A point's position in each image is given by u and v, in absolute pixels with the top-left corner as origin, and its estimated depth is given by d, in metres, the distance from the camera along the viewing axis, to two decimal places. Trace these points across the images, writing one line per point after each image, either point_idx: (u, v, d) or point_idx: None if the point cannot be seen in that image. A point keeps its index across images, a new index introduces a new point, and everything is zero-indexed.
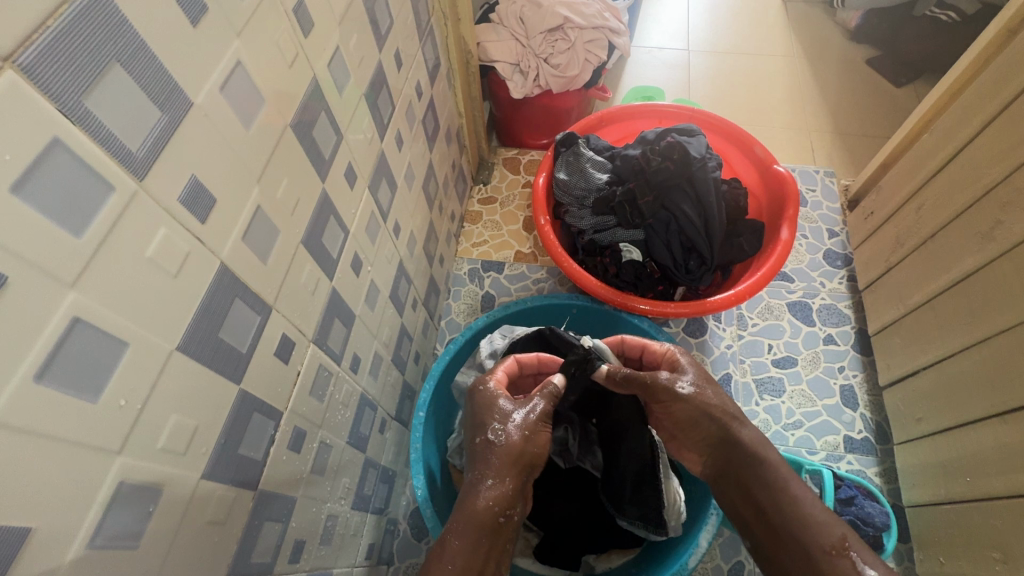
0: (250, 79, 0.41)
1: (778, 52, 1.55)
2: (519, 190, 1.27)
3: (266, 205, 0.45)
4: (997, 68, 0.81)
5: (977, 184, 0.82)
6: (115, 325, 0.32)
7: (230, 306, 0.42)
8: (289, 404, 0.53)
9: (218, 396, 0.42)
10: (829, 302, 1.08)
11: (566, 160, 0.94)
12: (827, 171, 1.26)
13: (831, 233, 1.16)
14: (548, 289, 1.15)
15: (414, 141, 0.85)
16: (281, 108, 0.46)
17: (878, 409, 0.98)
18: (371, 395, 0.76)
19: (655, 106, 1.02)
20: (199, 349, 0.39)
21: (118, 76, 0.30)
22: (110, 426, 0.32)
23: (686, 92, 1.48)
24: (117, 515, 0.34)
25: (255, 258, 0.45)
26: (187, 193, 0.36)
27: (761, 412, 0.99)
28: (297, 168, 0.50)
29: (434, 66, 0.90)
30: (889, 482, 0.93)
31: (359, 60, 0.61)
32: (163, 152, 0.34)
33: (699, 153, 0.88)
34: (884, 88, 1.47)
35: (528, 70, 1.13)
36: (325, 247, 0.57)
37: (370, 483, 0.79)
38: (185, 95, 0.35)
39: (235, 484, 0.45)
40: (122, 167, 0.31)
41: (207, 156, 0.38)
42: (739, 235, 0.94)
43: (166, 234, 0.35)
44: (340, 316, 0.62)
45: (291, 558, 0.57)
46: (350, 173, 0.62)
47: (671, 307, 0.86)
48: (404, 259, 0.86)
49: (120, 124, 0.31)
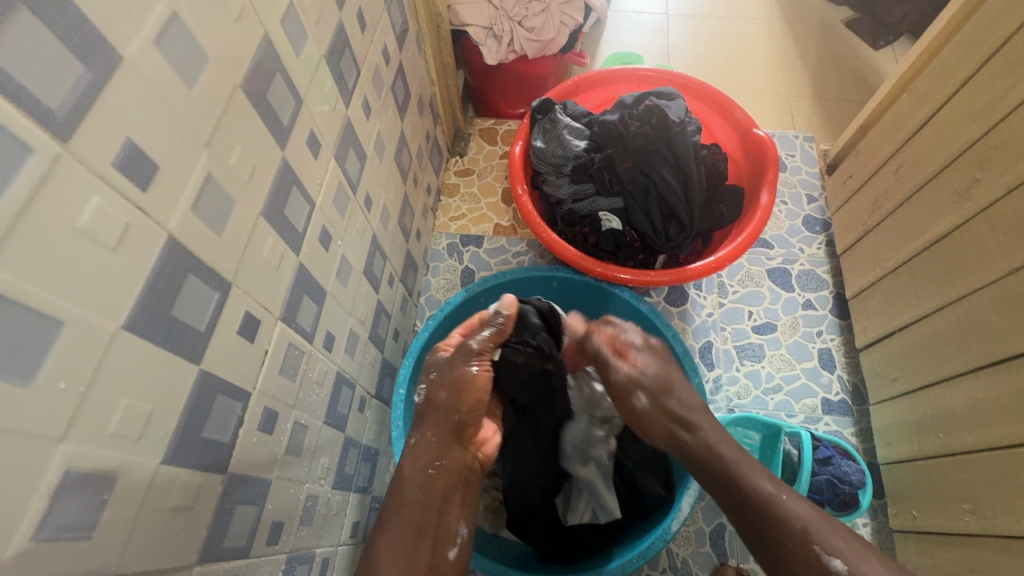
0: (191, 36, 0.38)
1: (757, 14, 1.52)
2: (497, 161, 1.23)
3: (217, 172, 0.42)
4: (978, 22, 0.80)
5: (954, 143, 0.81)
6: (47, 303, 0.29)
7: (182, 282, 0.39)
8: (258, 384, 0.50)
9: (175, 377, 0.40)
10: (808, 268, 1.08)
11: (543, 128, 0.91)
12: (806, 135, 1.25)
13: (810, 199, 1.16)
14: (528, 262, 1.13)
15: (384, 110, 0.81)
16: (230, 69, 0.43)
17: (855, 370, 1.00)
18: (348, 372, 0.74)
19: (633, 70, 0.99)
20: (150, 329, 0.37)
21: (27, 22, 0.27)
22: (50, 410, 0.30)
23: (666, 59, 1.45)
24: (65, 504, 0.32)
25: (209, 230, 0.42)
26: (122, 157, 0.33)
27: (742, 377, 1.00)
28: (251, 134, 0.47)
29: (402, 30, 0.86)
30: (864, 441, 0.95)
31: (317, 19, 0.57)
32: (90, 113, 0.31)
33: (679, 117, 0.86)
34: (862, 51, 1.45)
35: (502, 34, 1.08)
36: (290, 221, 0.55)
37: (352, 462, 0.78)
38: (112, 47, 0.31)
39: (201, 468, 0.43)
40: (40, 127, 0.28)
41: (143, 118, 0.34)
42: (719, 201, 0.93)
43: (101, 203, 0.32)
44: (309, 292, 0.60)
45: (268, 540, 0.55)
46: (313, 142, 0.59)
47: (651, 275, 0.85)
48: (378, 234, 0.83)
49: (34, 79, 0.28)
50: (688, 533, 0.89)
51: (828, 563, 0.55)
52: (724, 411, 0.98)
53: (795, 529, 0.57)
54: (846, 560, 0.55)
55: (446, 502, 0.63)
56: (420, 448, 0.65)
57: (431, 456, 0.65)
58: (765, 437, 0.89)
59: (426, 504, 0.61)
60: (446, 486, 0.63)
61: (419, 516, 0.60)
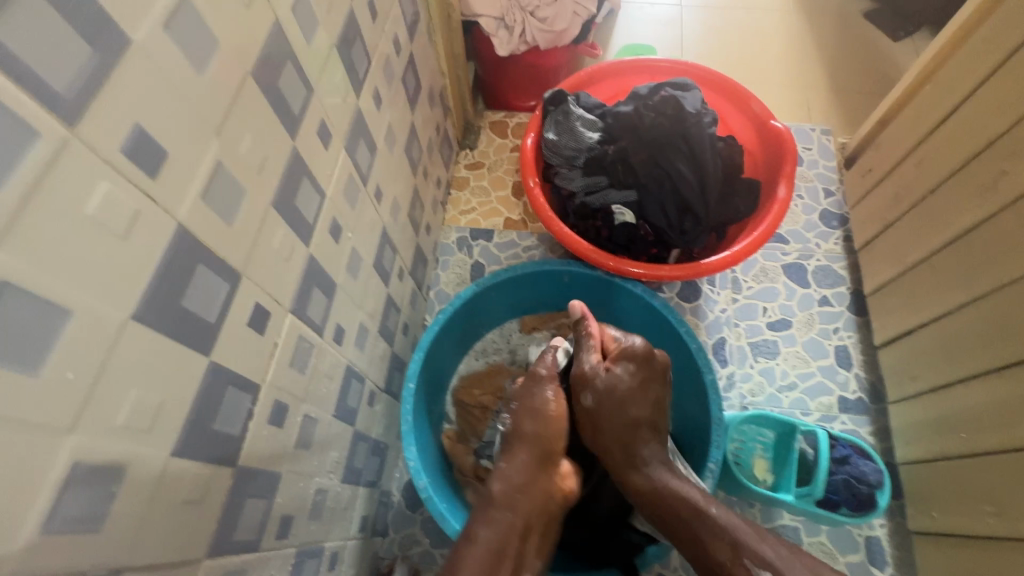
0: (200, 20, 0.37)
1: (774, 5, 1.49)
2: (508, 155, 1.22)
3: (227, 160, 0.41)
4: (1006, 11, 0.77)
5: (979, 135, 0.79)
6: (54, 291, 0.28)
7: (193, 272, 0.39)
8: (267, 377, 0.50)
9: (185, 369, 0.39)
10: (825, 263, 1.06)
11: (555, 120, 0.90)
12: (823, 128, 1.23)
13: (827, 193, 1.13)
14: (539, 256, 1.12)
15: (394, 100, 0.80)
16: (240, 55, 0.42)
17: (873, 368, 0.98)
18: (358, 366, 0.74)
19: (648, 61, 0.97)
20: (159, 318, 0.36)
21: (33, 0, 0.26)
22: (58, 401, 0.29)
23: (679, 51, 1.42)
24: (73, 498, 0.31)
25: (218, 220, 0.41)
26: (131, 143, 0.32)
27: (756, 374, 0.98)
28: (261, 122, 0.46)
29: (413, 20, 0.85)
30: (882, 441, 0.93)
31: (328, 6, 0.56)
32: (97, 97, 0.30)
33: (694, 108, 0.84)
34: (881, 42, 1.42)
35: (514, 25, 1.07)
36: (300, 212, 0.54)
37: (361, 456, 0.78)
38: (120, 29, 0.31)
39: (211, 461, 0.43)
40: (47, 110, 0.27)
41: (153, 103, 0.34)
42: (736, 194, 0.91)
43: (110, 189, 0.31)
44: (319, 284, 0.59)
45: (278, 534, 0.55)
46: (324, 132, 0.58)
47: (666, 270, 0.83)
48: (388, 227, 0.82)
49: (40, 60, 0.27)
50: None
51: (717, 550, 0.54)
52: (738, 409, 0.96)
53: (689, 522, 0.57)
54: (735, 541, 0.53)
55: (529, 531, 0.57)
56: (509, 473, 0.60)
57: (515, 482, 0.60)
58: (780, 435, 0.88)
59: (511, 531, 0.55)
60: (527, 519, 0.57)
61: (497, 539, 0.54)
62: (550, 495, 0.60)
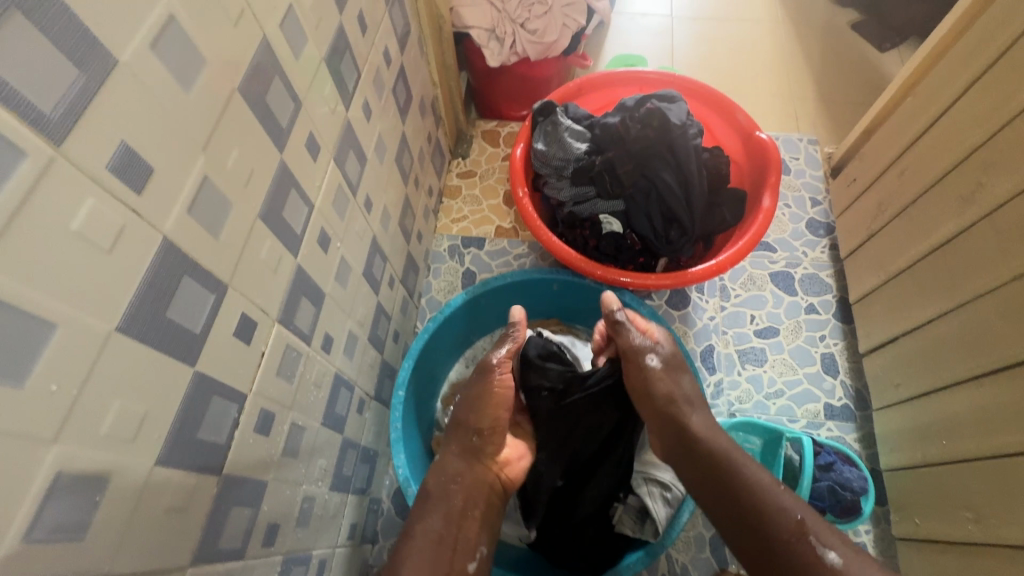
0: (187, 39, 0.38)
1: (762, 17, 1.51)
2: (499, 163, 1.23)
3: (213, 174, 0.42)
4: (984, 25, 0.79)
5: (958, 147, 0.80)
6: (37, 305, 0.29)
7: (178, 284, 0.39)
8: (254, 386, 0.50)
9: (170, 380, 0.40)
10: (811, 272, 1.08)
11: (544, 130, 0.91)
12: (810, 138, 1.25)
13: (814, 202, 1.15)
14: (530, 264, 1.13)
15: (385, 112, 0.81)
16: (227, 72, 0.43)
17: (858, 375, 0.99)
18: (347, 374, 0.74)
19: (635, 73, 0.98)
20: (144, 330, 0.37)
21: (21, 26, 0.27)
22: (41, 412, 0.30)
23: (670, 61, 1.44)
24: (55, 507, 0.32)
25: (205, 233, 0.42)
26: (117, 160, 0.33)
27: (743, 381, 0.99)
28: (249, 136, 0.47)
29: (404, 33, 0.86)
30: (867, 447, 0.94)
31: (317, 22, 0.57)
32: (83, 116, 0.31)
33: (680, 120, 0.85)
34: (868, 53, 1.44)
35: (505, 36, 1.08)
36: (288, 223, 0.55)
37: (350, 463, 0.78)
38: (107, 50, 0.32)
39: (195, 470, 0.43)
40: (33, 130, 0.28)
41: (138, 121, 0.35)
42: (722, 204, 0.92)
43: (95, 205, 0.32)
44: (307, 294, 0.60)
45: (264, 541, 0.55)
46: (312, 144, 0.59)
47: (652, 279, 0.84)
48: (378, 235, 0.83)
49: (27, 82, 0.28)
50: (688, 539, 0.89)
51: (823, 556, 0.55)
52: (725, 416, 0.97)
53: (790, 526, 0.58)
54: (842, 554, 0.55)
55: (464, 515, 0.63)
56: (445, 466, 0.67)
57: (450, 472, 0.66)
58: (766, 442, 0.89)
59: (448, 514, 0.62)
60: (466, 498, 0.64)
61: (442, 525, 0.61)
62: (489, 482, 0.67)
